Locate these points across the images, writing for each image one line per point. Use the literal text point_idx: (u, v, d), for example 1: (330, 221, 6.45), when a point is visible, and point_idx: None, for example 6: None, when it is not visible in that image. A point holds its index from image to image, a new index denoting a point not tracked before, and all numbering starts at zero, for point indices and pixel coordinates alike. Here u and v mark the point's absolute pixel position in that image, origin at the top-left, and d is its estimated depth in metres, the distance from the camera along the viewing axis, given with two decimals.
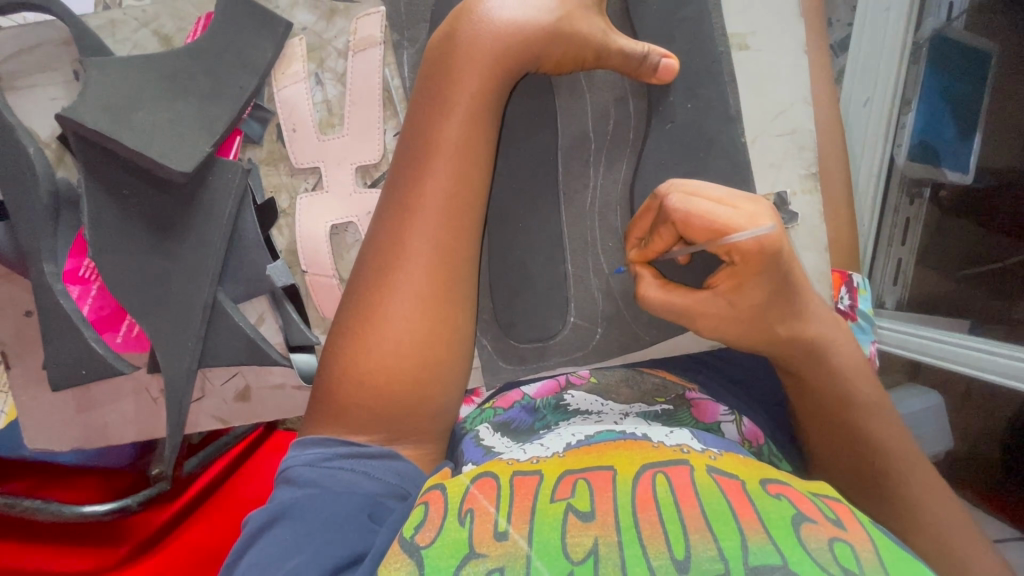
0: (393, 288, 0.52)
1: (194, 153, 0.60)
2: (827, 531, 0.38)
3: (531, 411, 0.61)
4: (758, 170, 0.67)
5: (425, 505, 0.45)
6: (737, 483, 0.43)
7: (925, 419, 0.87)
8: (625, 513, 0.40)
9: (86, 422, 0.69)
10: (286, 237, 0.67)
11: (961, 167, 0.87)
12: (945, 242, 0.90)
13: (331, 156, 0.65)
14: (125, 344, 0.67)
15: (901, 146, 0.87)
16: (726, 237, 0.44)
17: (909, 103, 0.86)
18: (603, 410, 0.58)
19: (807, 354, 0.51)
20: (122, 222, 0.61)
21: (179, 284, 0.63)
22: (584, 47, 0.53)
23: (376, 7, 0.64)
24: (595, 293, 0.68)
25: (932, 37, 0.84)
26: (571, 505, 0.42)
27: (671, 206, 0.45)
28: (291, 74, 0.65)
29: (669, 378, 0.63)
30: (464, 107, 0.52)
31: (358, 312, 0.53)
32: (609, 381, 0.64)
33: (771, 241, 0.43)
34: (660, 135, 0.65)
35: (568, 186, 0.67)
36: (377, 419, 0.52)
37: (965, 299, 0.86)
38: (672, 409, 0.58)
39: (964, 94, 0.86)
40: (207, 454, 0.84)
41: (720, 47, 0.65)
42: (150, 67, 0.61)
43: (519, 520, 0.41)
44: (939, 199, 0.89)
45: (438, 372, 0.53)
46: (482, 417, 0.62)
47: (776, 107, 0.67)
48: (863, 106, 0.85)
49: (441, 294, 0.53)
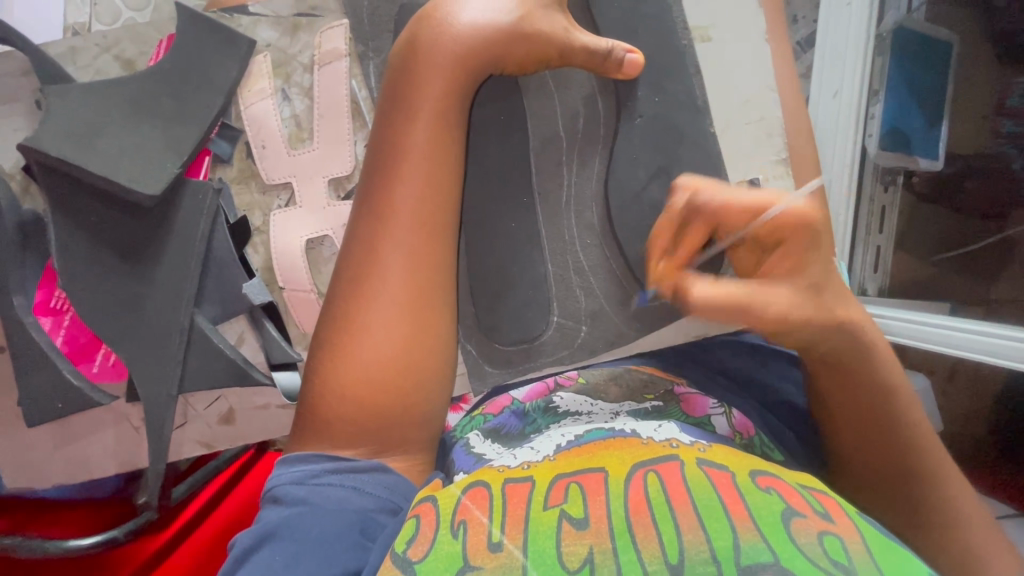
0: (372, 297, 0.52)
1: (163, 175, 0.59)
2: (817, 525, 0.38)
3: (520, 416, 0.60)
4: (729, 159, 0.68)
5: (416, 518, 0.45)
6: (726, 474, 0.43)
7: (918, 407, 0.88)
8: (618, 518, 0.40)
9: (65, 457, 0.67)
10: (262, 255, 0.66)
11: (932, 155, 0.85)
12: (920, 227, 0.87)
13: (302, 171, 0.65)
14: (103, 373, 0.65)
15: (872, 136, 0.83)
16: (767, 212, 0.50)
17: (877, 93, 0.83)
18: (592, 410, 0.58)
19: (852, 341, 0.50)
20: (92, 250, 0.60)
21: (153, 309, 0.62)
22: (545, 46, 0.54)
23: (339, 21, 0.64)
24: (577, 291, 0.68)
25: (895, 28, 0.81)
26: (564, 511, 0.41)
27: (705, 194, 0.51)
28: (257, 90, 0.64)
29: (656, 373, 0.63)
30: (430, 108, 0.52)
31: (337, 323, 0.53)
32: (597, 381, 0.63)
33: (800, 212, 0.51)
34: (630, 130, 0.64)
35: (543, 186, 0.67)
36: (364, 433, 0.51)
37: (941, 282, 0.84)
38: (662, 405, 0.57)
39: (924, 82, 0.84)
40: (198, 479, 0.84)
41: (682, 40, 0.65)
42: (112, 91, 0.60)
43: (512, 530, 0.41)
44: (910, 186, 0.87)
45: (424, 380, 0.53)
46: (471, 425, 0.61)
47: (742, 97, 0.68)
48: (833, 97, 0.84)
49: (420, 299, 0.52)
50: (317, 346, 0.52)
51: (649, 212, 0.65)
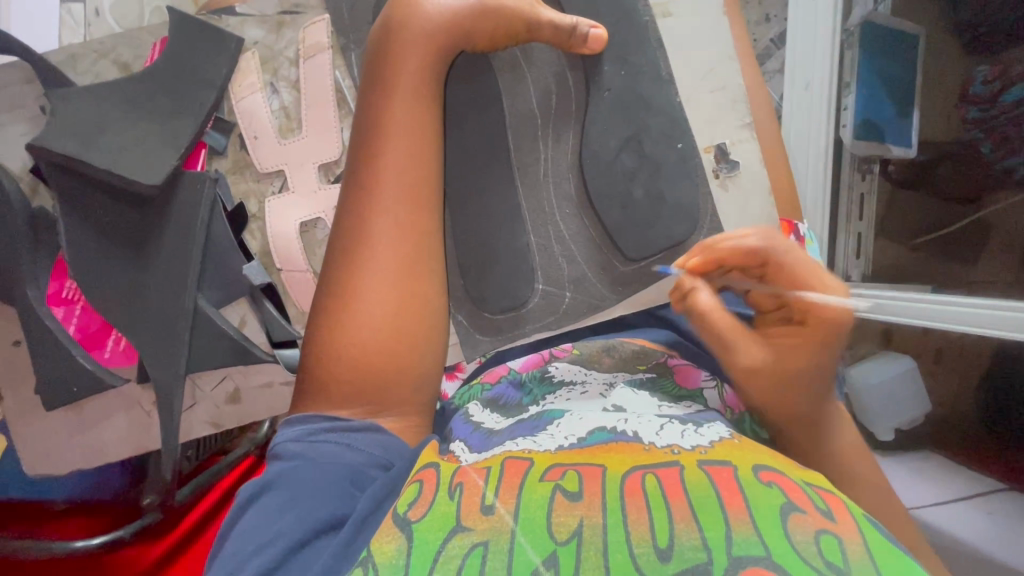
0: (362, 267, 0.56)
1: (162, 167, 0.63)
2: (815, 523, 0.39)
3: (517, 386, 0.63)
4: (695, 126, 0.72)
5: (418, 483, 0.48)
6: (728, 471, 0.43)
7: (900, 383, 0.92)
8: (612, 497, 0.42)
9: (82, 443, 0.71)
10: (258, 240, 0.71)
11: (905, 142, 0.91)
12: (897, 212, 0.95)
13: (293, 158, 0.69)
14: (114, 358, 0.69)
15: (846, 126, 0.88)
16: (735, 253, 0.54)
17: (848, 85, 0.88)
18: (587, 380, 0.61)
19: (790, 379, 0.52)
20: (99, 241, 0.64)
21: (159, 293, 0.65)
22: (512, 21, 0.58)
23: (321, 16, 0.68)
24: (559, 259, 0.72)
25: (861, 23, 0.87)
26: (560, 485, 0.44)
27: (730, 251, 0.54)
28: (247, 85, 0.68)
29: (647, 345, 0.65)
30: (407, 87, 0.56)
31: (331, 293, 0.57)
32: (591, 352, 0.67)
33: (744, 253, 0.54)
34: (599, 102, 0.68)
35: (521, 161, 0.71)
36: (358, 392, 0.54)
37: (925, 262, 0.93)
38: (654, 375, 0.60)
39: (897, 73, 0.91)
40: (198, 483, 0.87)
41: (645, 16, 0.69)
42: (111, 92, 0.64)
43: (505, 494, 0.45)
44: (888, 173, 0.95)
45: (414, 343, 0.56)
46: (471, 394, 0.65)
47: (705, 67, 0.72)
48: (805, 90, 0.92)
49: (409, 266, 0.57)
50: (313, 316, 0.56)
51: (621, 179, 0.69)
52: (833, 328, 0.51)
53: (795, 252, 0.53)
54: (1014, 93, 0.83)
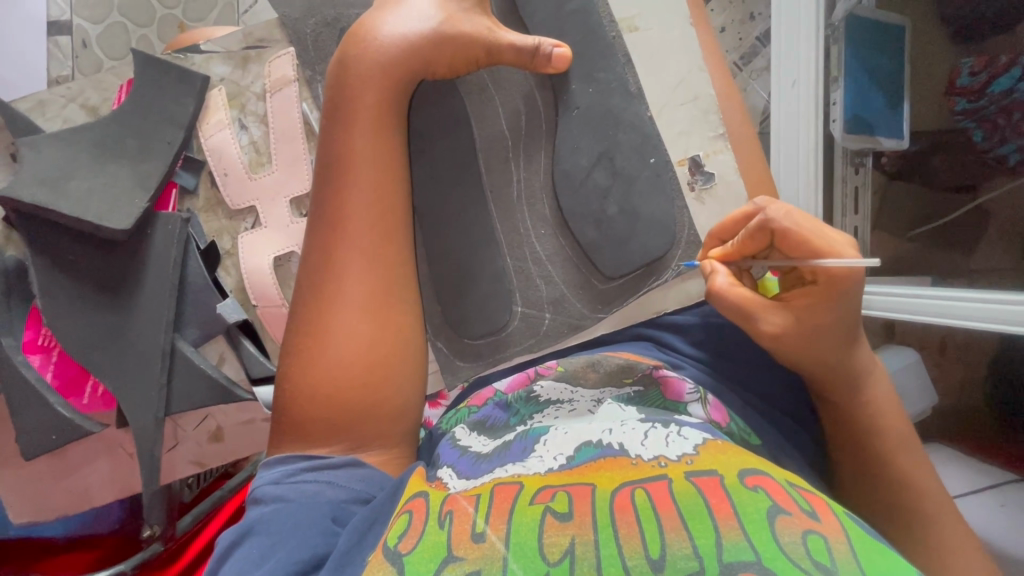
0: (332, 302, 0.56)
1: (131, 210, 0.63)
2: (802, 523, 0.39)
3: (504, 407, 0.62)
4: (669, 139, 0.71)
5: (408, 514, 0.46)
6: (715, 480, 0.43)
7: (909, 377, 0.84)
8: (602, 514, 0.42)
9: (66, 487, 0.71)
10: (233, 277, 0.70)
11: (895, 134, 0.86)
12: (895, 203, 0.92)
13: (264, 193, 0.69)
14: (92, 403, 0.67)
15: (835, 121, 0.84)
16: (751, 233, 0.57)
17: (835, 80, 0.84)
18: (574, 397, 0.60)
19: (815, 343, 0.56)
20: (70, 287, 0.63)
21: (133, 337, 0.65)
22: (472, 47, 0.57)
23: (285, 49, 0.68)
24: (537, 280, 0.71)
25: (846, 17, 0.83)
26: (549, 507, 0.43)
27: (747, 231, 0.57)
28: (215, 122, 0.68)
29: (633, 358, 0.64)
30: (365, 123, 0.56)
31: (303, 327, 0.57)
32: (576, 367, 0.65)
33: (759, 229, 0.56)
34: (569, 122, 0.68)
35: (493, 183, 0.70)
36: (335, 429, 0.55)
37: (925, 255, 0.90)
38: (642, 389, 0.60)
39: (887, 65, 0.86)
40: (202, 510, 0.88)
41: (610, 32, 0.69)
42: (79, 136, 0.64)
43: (495, 520, 0.43)
44: (882, 166, 0.90)
45: (389, 375, 0.57)
46: (459, 418, 0.64)
47: (675, 78, 0.71)
48: (791, 86, 0.89)
49: (382, 301, 0.57)
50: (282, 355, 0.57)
51: (595, 198, 0.68)
52: (848, 280, 0.54)
53: (792, 216, 0.55)
54: (1002, 81, 0.80)
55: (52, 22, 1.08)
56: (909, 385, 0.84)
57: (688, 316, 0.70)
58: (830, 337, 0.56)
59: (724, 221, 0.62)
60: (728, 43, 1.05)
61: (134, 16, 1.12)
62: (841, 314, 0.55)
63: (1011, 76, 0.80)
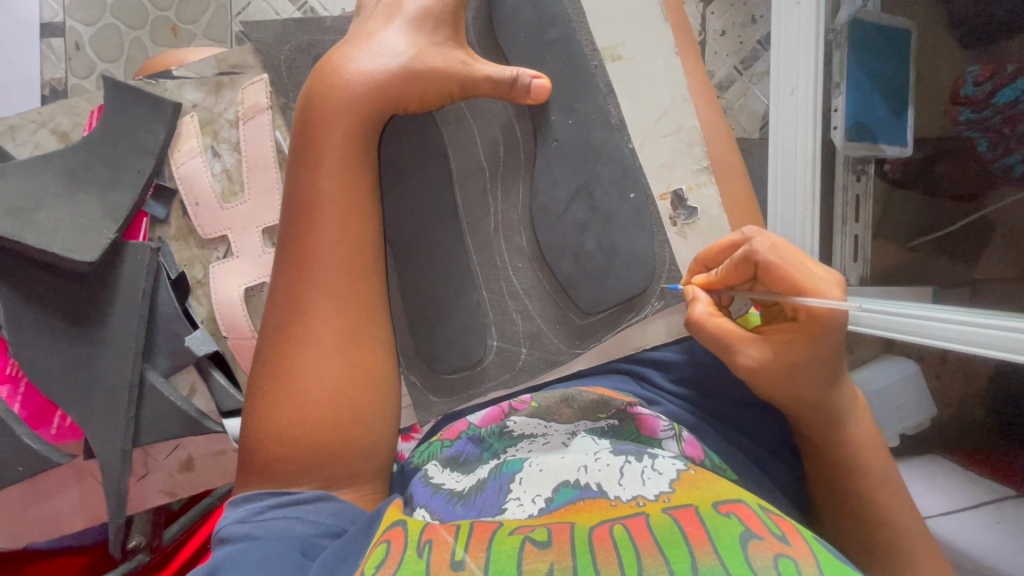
0: (302, 338, 0.55)
1: (99, 241, 0.62)
2: (773, 547, 0.42)
3: (476, 442, 0.61)
4: (650, 171, 0.69)
5: (385, 544, 0.46)
6: (691, 511, 0.45)
7: (904, 389, 0.83)
8: (580, 541, 0.43)
9: (37, 515, 0.71)
10: (205, 307, 0.69)
11: (900, 140, 0.83)
12: (897, 212, 0.88)
13: (237, 223, 0.68)
14: (60, 434, 0.67)
15: (837, 128, 0.79)
16: (734, 264, 0.56)
17: (838, 85, 0.80)
18: (547, 431, 0.59)
19: (793, 381, 0.55)
20: (38, 319, 0.63)
21: (101, 369, 0.64)
22: (445, 81, 0.56)
23: (259, 76, 0.67)
24: (513, 314, 0.70)
25: (849, 22, 0.78)
26: (529, 536, 0.44)
27: (730, 261, 0.57)
28: (187, 149, 0.67)
29: (607, 393, 0.63)
30: (333, 158, 0.55)
31: (273, 359, 0.56)
32: (550, 403, 0.64)
33: (742, 260, 0.55)
34: (547, 153, 0.67)
35: (470, 215, 0.69)
36: (305, 469, 0.54)
37: (923, 263, 0.89)
38: (618, 423, 0.59)
39: (888, 71, 0.82)
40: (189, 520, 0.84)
41: (592, 62, 0.67)
42: (47, 164, 0.63)
43: (475, 548, 0.44)
44: (884, 173, 0.86)
45: (358, 416, 0.55)
46: (432, 454, 0.62)
47: (658, 108, 0.69)
48: (789, 96, 0.83)
49: (354, 336, 0.56)
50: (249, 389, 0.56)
51: (573, 232, 0.67)
52: (827, 320, 0.52)
53: (777, 249, 0.54)
54: (1006, 94, 0.78)
55: (46, 24, 1.00)
56: (905, 397, 0.83)
57: (670, 351, 0.69)
58: (807, 376, 0.54)
59: (711, 247, 0.61)
60: (728, 46, 1.01)
61: (127, 17, 1.01)
62: (819, 354, 0.53)
63: (1015, 88, 0.77)
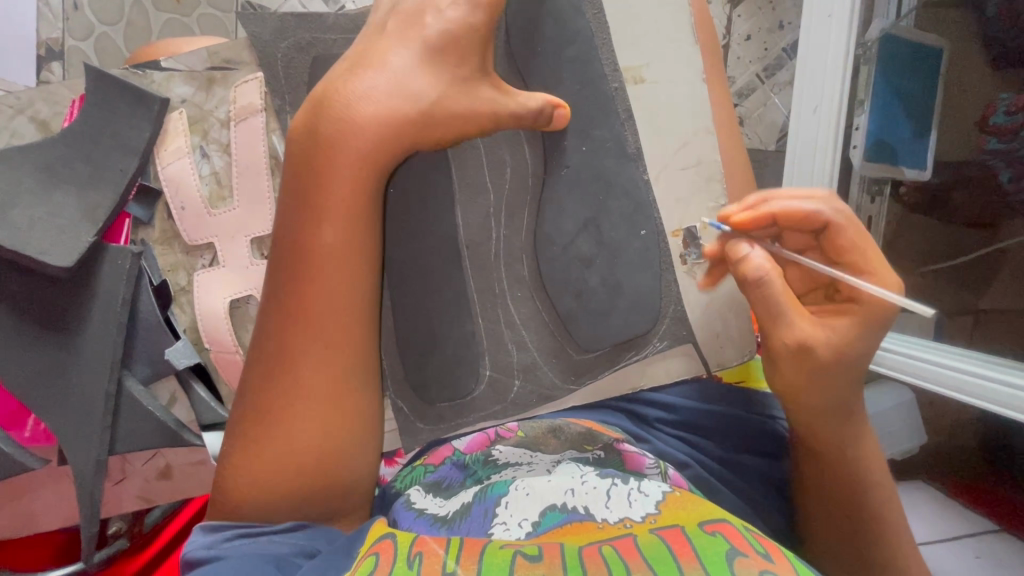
0: (289, 375, 0.49)
1: (76, 244, 0.58)
2: (759, 564, 0.40)
3: (461, 468, 0.59)
4: (664, 207, 0.65)
5: (374, 556, 0.43)
6: (678, 530, 0.43)
7: (900, 420, 0.81)
8: (571, 557, 0.41)
9: (9, 513, 0.69)
10: (188, 316, 0.66)
11: (918, 163, 0.80)
12: (907, 234, 0.81)
13: (224, 231, 0.64)
14: (34, 437, 0.65)
15: (857, 147, 0.77)
16: (812, 212, 0.49)
17: (862, 102, 0.77)
18: (533, 460, 0.58)
19: (837, 390, 0.51)
20: (12, 319, 0.60)
21: (77, 376, 0.61)
22: (470, 115, 0.50)
23: (253, 75, 0.62)
24: (509, 344, 0.67)
25: (881, 37, 0.75)
26: (519, 551, 0.42)
27: (809, 209, 0.49)
28: (174, 150, 0.63)
29: (594, 426, 0.61)
30: (335, 188, 0.48)
31: (258, 392, 0.50)
32: (536, 433, 0.62)
33: (818, 215, 0.49)
34: (556, 181, 0.63)
35: (470, 238, 0.65)
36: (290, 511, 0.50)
37: (930, 293, 0.79)
38: (602, 456, 0.56)
39: (914, 94, 0.79)
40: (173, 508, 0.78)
41: (612, 84, 0.62)
42: (21, 156, 0.59)
43: (466, 561, 0.42)
44: (899, 196, 0.81)
45: (349, 458, 0.51)
46: (414, 477, 0.60)
47: (679, 139, 0.64)
48: (812, 113, 0.79)
49: (348, 375, 0.51)
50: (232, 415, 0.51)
51: (577, 266, 0.64)
52: (886, 309, 0.48)
53: (850, 220, 0.50)
54: None
55: None
56: (895, 424, 0.81)
57: (669, 394, 0.65)
58: (850, 374, 0.50)
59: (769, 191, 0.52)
60: (752, 52, 0.95)
61: None
62: (869, 344, 0.49)
63: None
